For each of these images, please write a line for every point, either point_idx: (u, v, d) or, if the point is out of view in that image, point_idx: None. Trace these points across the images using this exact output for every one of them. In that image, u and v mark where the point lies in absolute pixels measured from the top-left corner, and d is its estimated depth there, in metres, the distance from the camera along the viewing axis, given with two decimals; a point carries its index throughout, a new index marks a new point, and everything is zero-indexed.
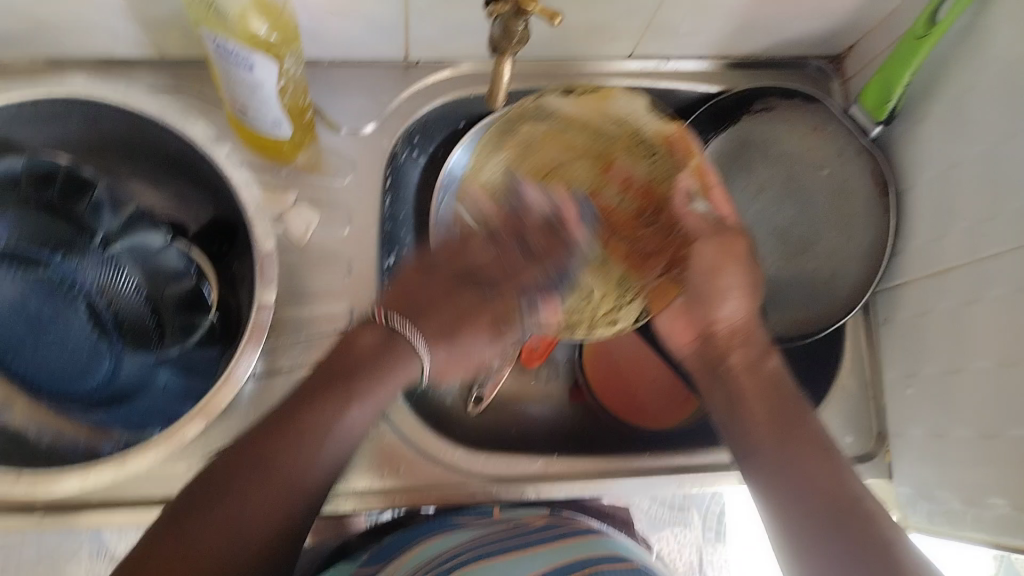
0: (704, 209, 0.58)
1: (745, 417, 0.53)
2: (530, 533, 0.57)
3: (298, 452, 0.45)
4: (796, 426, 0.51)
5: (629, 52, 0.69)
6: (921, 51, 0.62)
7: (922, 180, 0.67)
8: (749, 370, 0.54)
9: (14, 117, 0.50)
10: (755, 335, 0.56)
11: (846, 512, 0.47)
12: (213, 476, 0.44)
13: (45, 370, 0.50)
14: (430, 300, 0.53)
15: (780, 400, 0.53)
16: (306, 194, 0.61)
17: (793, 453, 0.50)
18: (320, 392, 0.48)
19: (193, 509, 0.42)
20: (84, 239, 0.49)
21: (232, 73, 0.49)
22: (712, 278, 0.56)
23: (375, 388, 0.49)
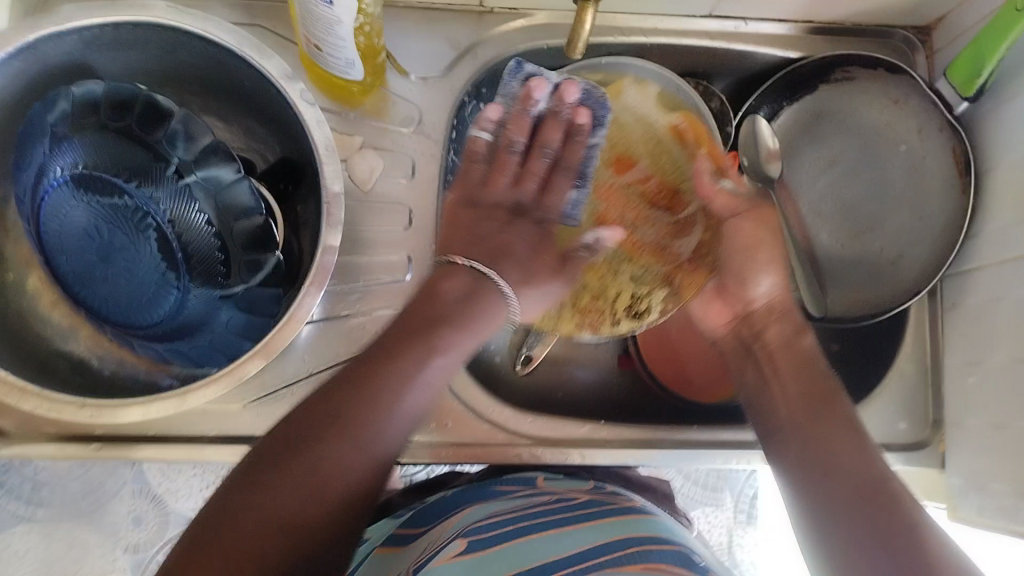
0: (731, 186, 0.56)
1: (774, 395, 0.52)
2: (580, 507, 0.55)
3: (380, 403, 0.44)
4: (829, 408, 0.50)
5: (708, 10, 0.66)
6: (1019, 25, 0.58)
7: (1004, 160, 0.63)
8: (782, 345, 0.54)
9: (92, 42, 0.49)
10: (790, 314, 0.56)
11: (871, 493, 0.45)
12: (293, 425, 0.43)
13: (113, 299, 0.47)
14: (473, 219, 0.54)
15: (813, 377, 0.52)
16: (370, 139, 0.59)
17: (817, 434, 0.49)
18: (401, 342, 0.47)
19: (269, 458, 0.42)
20: (159, 168, 0.45)
21: (311, 8, 0.48)
22: (749, 253, 0.55)
23: (455, 339, 0.49)
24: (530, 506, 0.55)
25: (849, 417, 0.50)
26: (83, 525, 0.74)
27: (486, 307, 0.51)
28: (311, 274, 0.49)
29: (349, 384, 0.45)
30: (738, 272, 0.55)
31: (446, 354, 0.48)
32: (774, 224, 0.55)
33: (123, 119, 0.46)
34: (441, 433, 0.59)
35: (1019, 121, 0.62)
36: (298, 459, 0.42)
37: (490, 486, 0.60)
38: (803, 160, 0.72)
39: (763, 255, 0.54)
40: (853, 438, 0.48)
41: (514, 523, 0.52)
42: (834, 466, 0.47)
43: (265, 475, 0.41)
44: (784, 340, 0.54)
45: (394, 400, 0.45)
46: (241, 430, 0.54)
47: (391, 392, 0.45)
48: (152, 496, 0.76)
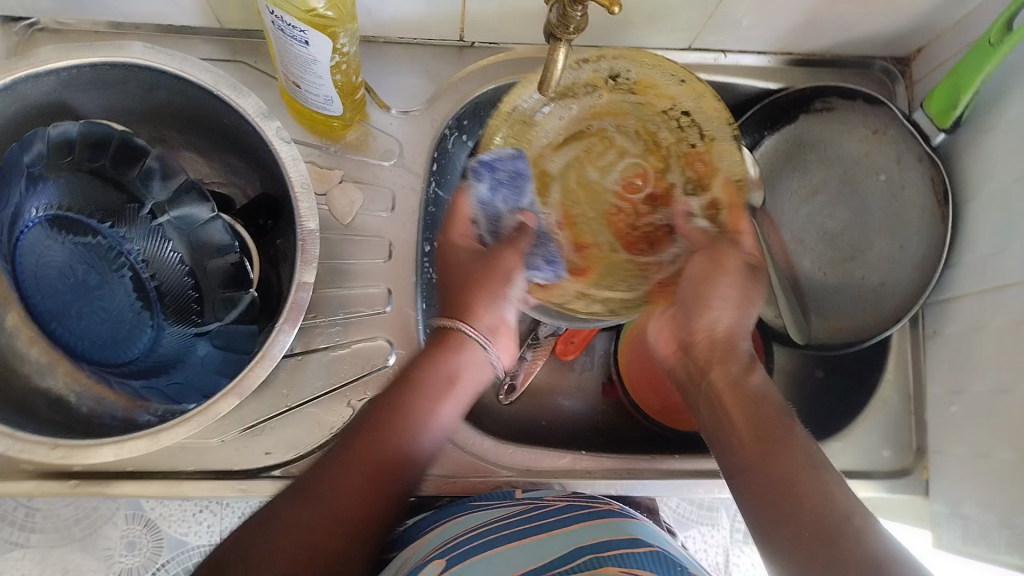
0: (703, 225, 0.56)
1: (730, 437, 0.50)
2: (551, 511, 0.55)
3: (402, 443, 0.49)
4: (781, 444, 0.48)
5: (687, 44, 0.67)
6: (993, 59, 0.58)
7: (982, 191, 0.63)
8: (733, 385, 0.51)
9: (71, 82, 0.49)
10: (736, 353, 0.53)
11: (830, 532, 0.43)
12: (325, 467, 0.47)
13: (90, 336, 0.48)
14: (446, 283, 0.56)
15: (764, 410, 0.49)
16: (351, 172, 0.60)
17: (772, 472, 0.47)
18: (418, 382, 0.52)
19: (304, 496, 0.46)
20: (132, 209, 0.46)
21: (288, 48, 0.48)
22: (702, 284, 0.54)
23: (460, 375, 0.53)
24: (505, 516, 0.55)
25: (805, 452, 0.47)
26: (77, 550, 0.69)
27: (452, 356, 0.53)
28: (285, 311, 0.49)
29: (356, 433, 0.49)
30: (691, 300, 0.54)
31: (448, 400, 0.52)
32: (726, 258, 0.54)
33: (98, 160, 0.47)
34: None
35: (996, 152, 0.62)
36: (315, 495, 0.46)
37: (452, 507, 0.59)
38: (786, 188, 0.73)
39: (721, 287, 0.53)
40: (812, 475, 0.46)
41: (489, 534, 0.52)
42: (794, 508, 0.45)
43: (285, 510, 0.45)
44: (732, 375, 0.52)
45: (418, 429, 0.50)
46: (220, 465, 0.54)
47: (401, 434, 0.49)
48: (145, 522, 0.70)
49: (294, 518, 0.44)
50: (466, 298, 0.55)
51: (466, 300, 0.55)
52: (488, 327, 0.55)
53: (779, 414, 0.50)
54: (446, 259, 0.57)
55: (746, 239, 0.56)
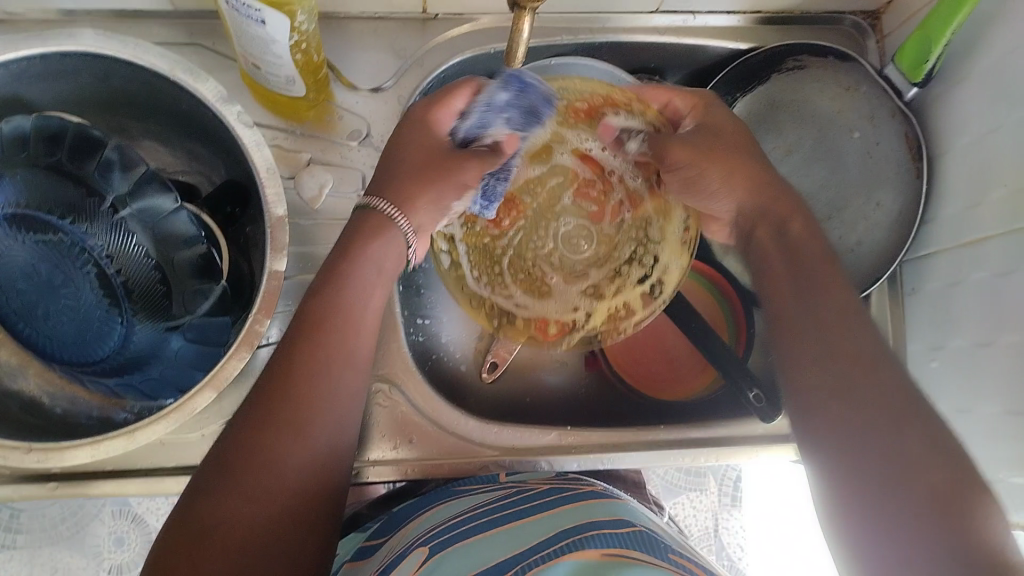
0: (637, 141, 0.57)
1: (775, 301, 0.50)
2: (536, 498, 0.55)
3: (325, 377, 0.45)
4: (854, 342, 0.45)
5: (654, 6, 0.66)
6: (964, 8, 0.58)
7: (957, 144, 0.63)
8: (780, 246, 0.51)
9: (22, 74, 0.47)
10: (785, 197, 0.53)
11: (897, 404, 0.41)
12: (247, 420, 0.43)
13: (60, 335, 0.47)
14: (394, 167, 0.51)
15: (815, 267, 0.49)
16: (318, 155, 0.59)
17: (844, 373, 0.44)
18: (322, 301, 0.47)
19: (236, 455, 0.41)
20: (93, 203, 0.44)
21: (244, 27, 0.47)
22: (703, 160, 0.53)
23: (375, 249, 0.49)
24: (490, 500, 0.55)
25: (858, 316, 0.46)
26: (64, 550, 0.69)
27: (382, 244, 0.50)
28: (259, 301, 0.48)
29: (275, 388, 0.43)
30: (700, 193, 0.55)
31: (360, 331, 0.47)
32: (709, 132, 0.54)
33: (55, 153, 0.45)
34: (405, 450, 0.59)
35: (971, 104, 0.62)
36: (268, 437, 0.42)
37: (454, 486, 0.61)
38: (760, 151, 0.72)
39: (715, 166, 0.53)
40: (873, 342, 0.44)
41: (474, 521, 0.52)
42: (858, 375, 0.43)
43: (234, 470, 0.40)
44: (775, 236, 0.52)
45: (342, 359, 0.46)
46: (201, 459, 0.53)
47: (329, 380, 0.45)
48: (132, 516, 0.70)
49: (235, 488, 0.40)
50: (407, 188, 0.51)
51: (416, 182, 0.51)
52: (409, 200, 0.51)
53: (824, 266, 0.49)
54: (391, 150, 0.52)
55: (678, 101, 0.57)
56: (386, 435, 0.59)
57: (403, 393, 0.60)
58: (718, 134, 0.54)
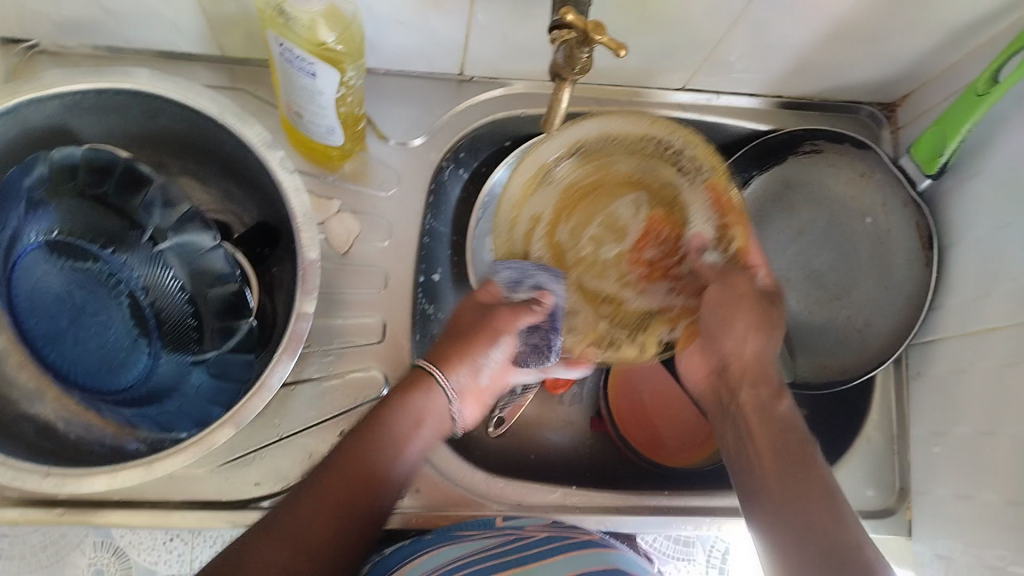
0: (714, 259, 0.60)
1: (751, 453, 0.53)
2: (534, 544, 0.54)
3: (361, 484, 0.49)
4: (803, 468, 0.50)
5: (682, 84, 0.68)
6: (978, 109, 0.60)
7: (967, 236, 0.65)
8: (760, 412, 0.54)
9: (73, 107, 0.49)
10: (767, 378, 0.56)
11: (836, 560, 0.46)
12: (297, 492, 0.49)
13: (84, 362, 0.48)
14: (459, 331, 0.57)
15: (790, 437, 0.52)
16: (347, 202, 0.60)
17: (793, 487, 0.50)
18: (388, 414, 0.52)
19: (277, 524, 0.46)
20: (134, 236, 0.47)
21: (292, 77, 0.48)
22: (725, 313, 0.57)
23: (423, 403, 0.54)
24: (483, 549, 0.53)
25: (826, 485, 0.50)
26: None
27: (421, 397, 0.54)
28: (283, 341, 0.49)
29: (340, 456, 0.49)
30: (715, 325, 0.57)
31: (433, 396, 0.54)
32: (745, 291, 0.56)
33: (102, 185, 0.48)
34: (411, 498, 0.60)
35: (981, 200, 0.64)
36: (295, 520, 0.47)
37: (427, 535, 0.58)
38: (772, 228, 0.74)
39: (741, 315, 0.56)
40: (828, 509, 0.48)
41: (480, 564, 0.51)
42: (815, 533, 0.47)
43: (282, 522, 0.47)
44: (760, 402, 0.54)
45: (379, 466, 0.50)
46: (208, 494, 0.54)
47: (373, 473, 0.50)
48: (113, 549, 0.62)
49: (271, 549, 0.45)
50: (467, 346, 0.55)
51: (466, 347, 0.55)
52: (450, 369, 0.55)
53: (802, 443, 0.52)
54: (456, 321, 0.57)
55: (761, 270, 0.58)
56: None
57: None
58: (749, 293, 0.56)
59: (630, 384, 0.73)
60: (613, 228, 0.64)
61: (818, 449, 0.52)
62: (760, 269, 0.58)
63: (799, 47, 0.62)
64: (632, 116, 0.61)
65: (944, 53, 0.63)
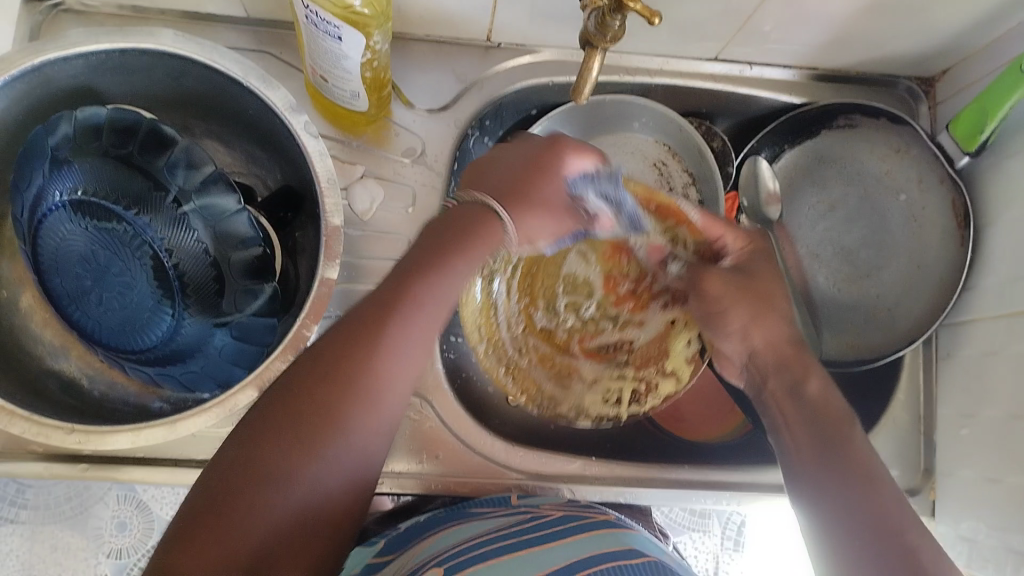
0: (677, 265, 0.61)
1: (789, 439, 0.51)
2: (552, 523, 0.54)
3: (347, 409, 0.41)
4: (844, 445, 0.48)
5: (714, 54, 0.67)
6: (1021, 86, 0.58)
7: (1005, 215, 0.63)
8: (791, 393, 0.52)
9: (99, 66, 0.49)
10: (804, 359, 0.53)
11: (894, 540, 0.44)
12: (253, 430, 0.40)
13: (109, 322, 0.48)
14: (502, 172, 0.50)
15: (827, 416, 0.50)
16: (372, 167, 0.60)
17: (838, 467, 0.47)
18: (384, 312, 0.44)
19: (247, 460, 0.39)
20: (158, 197, 0.46)
21: (319, 40, 0.48)
22: (726, 306, 0.56)
23: (438, 286, 0.45)
24: (503, 526, 0.54)
25: (870, 465, 0.47)
26: (66, 529, 0.66)
27: (479, 236, 0.47)
28: (307, 306, 0.49)
29: (340, 363, 0.42)
30: (715, 330, 0.58)
31: (456, 272, 0.46)
32: (744, 282, 0.56)
33: (127, 145, 0.48)
34: (431, 465, 0.60)
35: (1021, 178, 0.62)
36: (263, 453, 0.39)
37: (446, 511, 0.58)
38: (802, 202, 0.72)
39: (732, 308, 0.55)
40: (883, 488, 0.46)
41: (500, 541, 0.51)
42: (872, 514, 0.45)
43: (241, 466, 0.39)
44: (789, 382, 0.52)
45: (358, 395, 0.42)
46: None
47: (358, 407, 0.42)
48: (135, 502, 0.67)
49: (236, 514, 0.38)
50: (532, 185, 0.49)
51: (519, 188, 0.49)
52: (515, 203, 0.49)
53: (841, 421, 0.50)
54: (478, 168, 0.51)
55: (727, 240, 0.58)
56: (412, 450, 0.60)
57: (432, 408, 0.60)
58: (733, 287, 0.56)
59: None
60: (576, 287, 0.67)
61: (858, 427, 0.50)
62: (723, 240, 0.58)
63: (838, 17, 0.60)
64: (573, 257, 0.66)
65: (990, 25, 0.61)
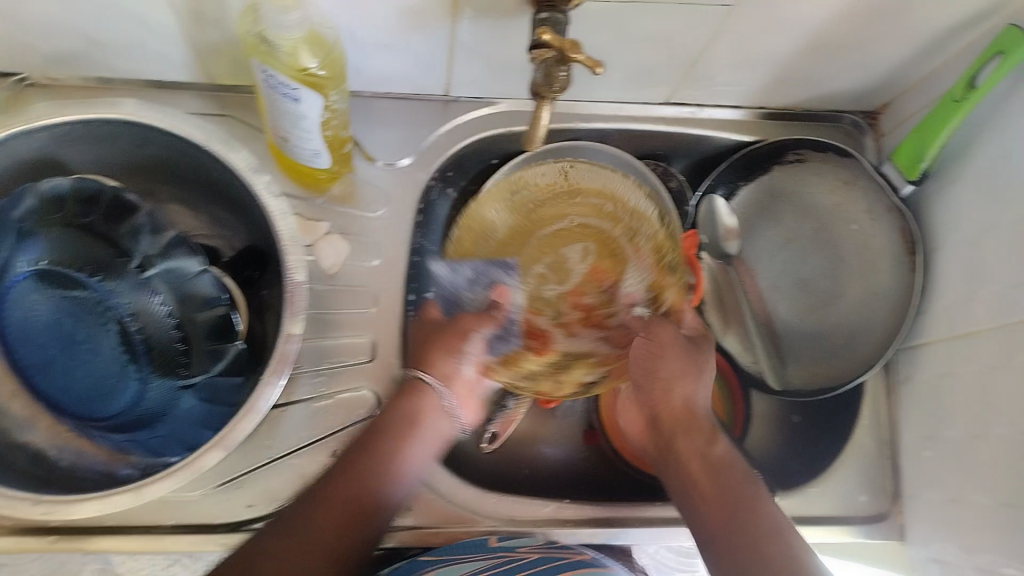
0: (642, 312, 0.62)
1: (693, 496, 0.54)
2: (523, 569, 0.54)
3: (337, 511, 0.49)
4: (745, 510, 0.52)
5: (665, 98, 0.69)
6: (955, 116, 0.61)
7: (951, 240, 0.66)
8: (702, 460, 0.55)
9: (65, 137, 0.50)
10: (698, 423, 0.57)
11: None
12: (245, 565, 0.47)
13: (74, 389, 0.50)
14: (432, 335, 0.58)
15: (730, 476, 0.54)
16: (336, 224, 0.61)
17: (736, 534, 0.51)
18: (361, 458, 0.52)
19: (243, 569, 0.47)
20: (122, 263, 0.49)
21: (277, 102, 0.49)
22: (652, 364, 0.57)
23: (391, 447, 0.53)
24: (475, 573, 0.54)
25: (774, 523, 0.51)
26: None
27: (414, 401, 0.56)
28: (271, 363, 0.50)
29: (325, 486, 0.51)
30: (646, 379, 0.58)
31: (406, 454, 0.53)
32: (673, 339, 0.57)
33: (90, 215, 0.49)
34: (405, 516, 0.60)
35: (963, 203, 0.64)
36: (259, 570, 0.47)
37: (424, 557, 0.58)
38: (758, 237, 0.75)
39: (672, 360, 0.57)
40: (777, 543, 0.50)
41: None
42: (767, 575, 0.48)
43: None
44: (698, 449, 0.55)
45: (356, 498, 0.50)
46: (202, 518, 0.54)
47: (353, 501, 0.50)
48: (112, 575, 0.61)
49: None
50: (438, 350, 0.57)
51: (434, 343, 0.58)
52: (435, 367, 0.57)
53: (745, 482, 0.54)
54: (423, 330, 0.59)
55: (688, 316, 0.61)
56: None
57: None
58: (675, 343, 0.57)
59: None
60: (557, 270, 0.64)
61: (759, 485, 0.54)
62: (690, 315, 0.61)
63: (780, 58, 0.63)
64: (642, 193, 0.64)
65: (923, 60, 0.64)
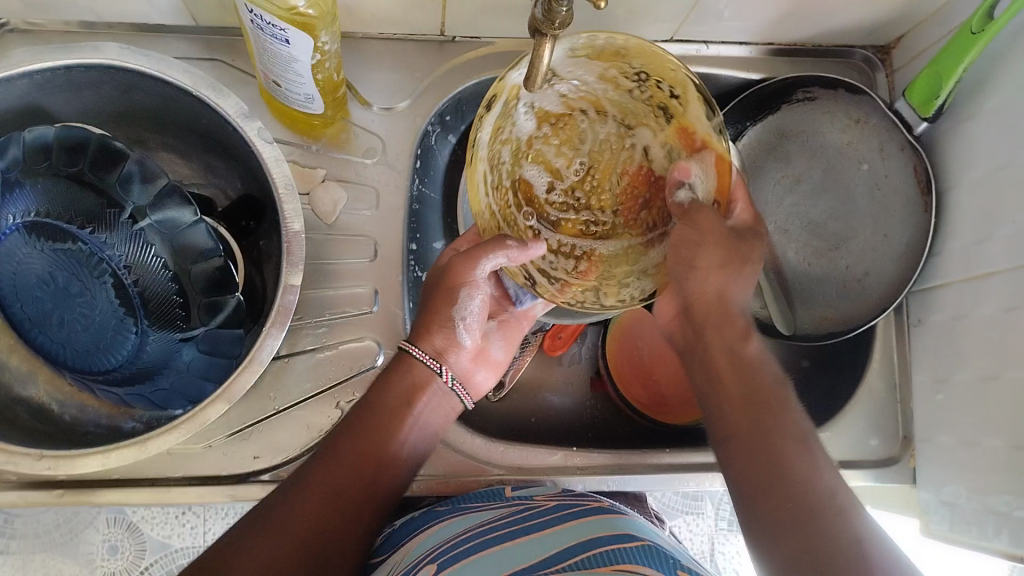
0: (687, 195, 0.50)
1: (717, 398, 0.50)
2: (542, 514, 0.54)
3: (377, 434, 0.50)
4: (768, 413, 0.48)
5: (670, 35, 0.67)
6: (974, 48, 0.58)
7: (965, 179, 0.64)
8: (728, 356, 0.52)
9: (47, 84, 0.49)
10: (731, 319, 0.53)
11: (804, 502, 0.43)
12: (273, 499, 0.47)
13: (72, 343, 0.49)
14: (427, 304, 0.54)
15: (756, 378, 0.50)
16: (334, 171, 0.59)
17: (756, 434, 0.47)
18: (375, 406, 0.51)
19: (272, 507, 0.46)
20: (113, 214, 0.47)
21: (268, 45, 0.47)
22: (693, 252, 0.50)
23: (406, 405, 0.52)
24: (491, 519, 0.53)
25: (793, 429, 0.47)
26: (57, 556, 0.63)
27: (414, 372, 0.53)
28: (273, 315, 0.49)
29: (358, 416, 0.51)
30: (681, 270, 0.52)
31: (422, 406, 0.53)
32: (726, 236, 0.51)
33: (76, 163, 0.47)
34: None
35: (978, 140, 0.62)
36: (293, 495, 0.47)
37: (439, 507, 0.58)
38: (768, 178, 0.73)
39: (707, 253, 0.51)
40: (798, 448, 0.46)
41: (490, 533, 0.51)
42: (779, 477, 0.45)
43: (277, 506, 0.46)
44: (727, 343, 0.52)
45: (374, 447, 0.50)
46: (207, 471, 0.54)
47: (380, 436, 0.50)
48: (127, 524, 0.64)
49: (263, 542, 0.44)
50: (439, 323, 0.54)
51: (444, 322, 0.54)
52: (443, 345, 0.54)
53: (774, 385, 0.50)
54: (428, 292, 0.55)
55: (739, 207, 0.54)
56: None
57: None
58: (720, 233, 0.51)
59: (625, 342, 0.71)
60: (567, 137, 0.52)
61: (791, 394, 0.50)
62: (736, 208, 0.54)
63: None
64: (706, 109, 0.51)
65: None
